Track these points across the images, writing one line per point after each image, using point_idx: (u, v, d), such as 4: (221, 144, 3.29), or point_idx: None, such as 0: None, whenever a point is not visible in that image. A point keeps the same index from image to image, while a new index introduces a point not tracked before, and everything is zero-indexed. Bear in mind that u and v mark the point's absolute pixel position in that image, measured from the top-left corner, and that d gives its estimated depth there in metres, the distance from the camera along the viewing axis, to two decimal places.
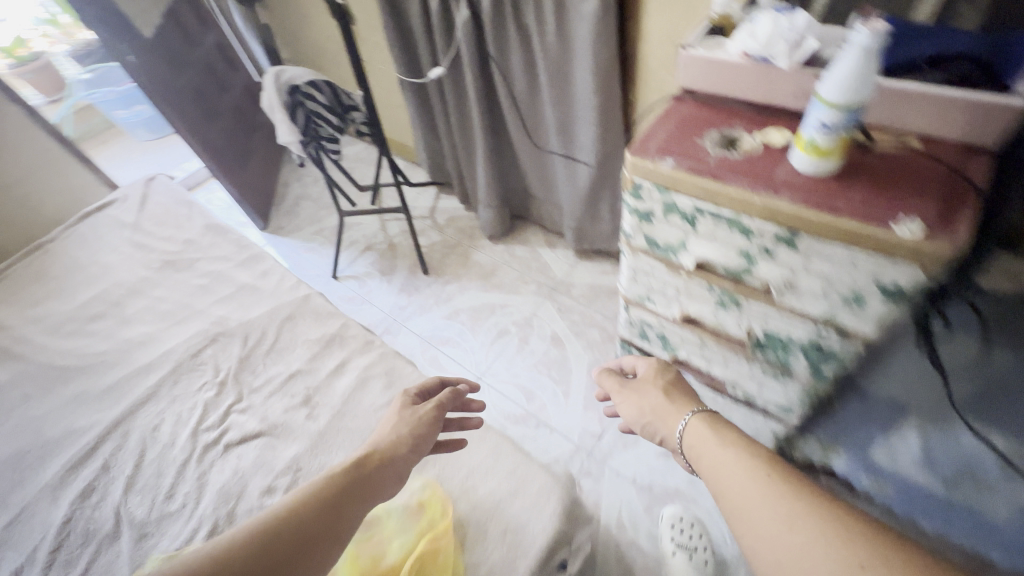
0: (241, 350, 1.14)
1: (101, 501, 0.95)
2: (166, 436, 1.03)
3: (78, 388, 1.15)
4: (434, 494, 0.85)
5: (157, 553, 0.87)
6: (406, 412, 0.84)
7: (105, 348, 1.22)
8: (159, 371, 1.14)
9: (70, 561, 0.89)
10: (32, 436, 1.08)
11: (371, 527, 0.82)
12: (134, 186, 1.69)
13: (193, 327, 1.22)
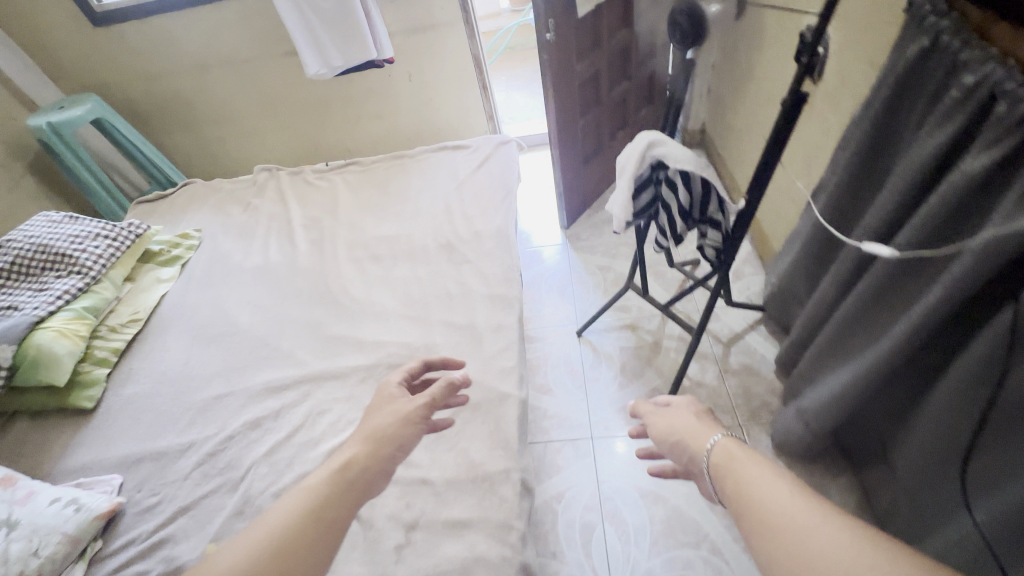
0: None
1: (252, 447, 1.04)
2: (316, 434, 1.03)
3: (320, 318, 1.26)
4: None
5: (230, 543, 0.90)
6: (407, 406, 0.80)
7: (357, 296, 1.29)
8: (362, 359, 1.14)
9: (204, 479, 1.01)
10: (274, 336, 1.25)
11: None
12: (487, 144, 1.71)
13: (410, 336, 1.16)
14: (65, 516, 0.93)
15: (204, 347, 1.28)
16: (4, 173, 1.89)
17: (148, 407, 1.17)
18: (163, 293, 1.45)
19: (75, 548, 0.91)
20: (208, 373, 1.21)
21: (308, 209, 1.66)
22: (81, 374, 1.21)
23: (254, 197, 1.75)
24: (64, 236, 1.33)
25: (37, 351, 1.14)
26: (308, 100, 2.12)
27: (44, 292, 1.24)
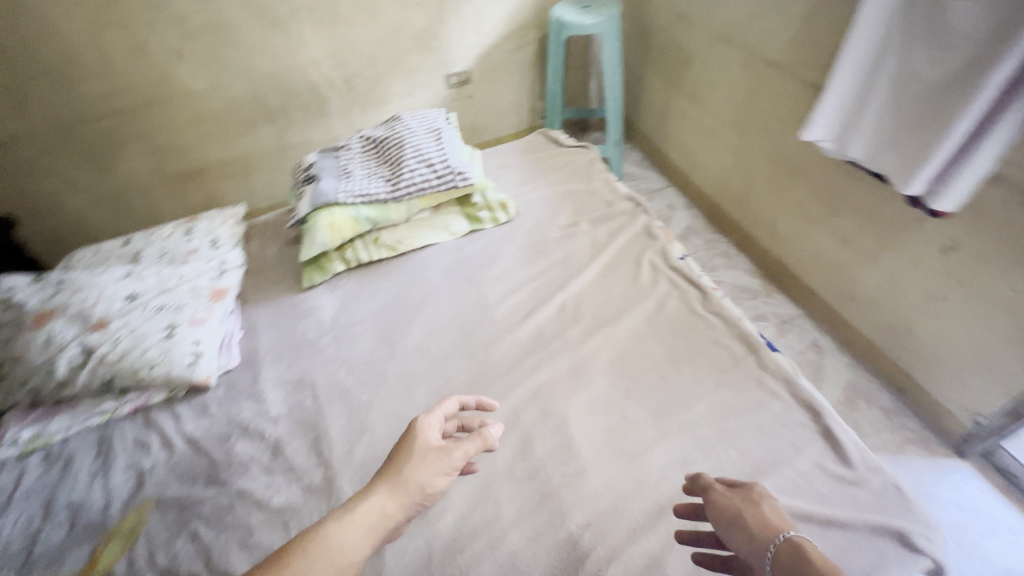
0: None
1: (254, 466, 0.99)
2: (248, 542, 0.88)
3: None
4: None
5: (147, 524, 0.93)
6: (443, 457, 0.72)
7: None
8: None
9: (221, 443, 1.04)
10: (385, 395, 1.07)
11: None
12: (867, 495, 0.83)
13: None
14: (183, 361, 1.12)
15: (372, 330, 1.22)
16: (521, 36, 2.05)
17: (303, 332, 1.24)
18: (433, 242, 1.41)
19: (166, 385, 1.11)
20: (337, 358, 1.16)
21: (592, 291, 1.23)
22: (327, 258, 1.35)
23: (589, 222, 1.40)
24: (418, 146, 1.37)
25: (312, 225, 1.31)
26: (784, 156, 1.42)
27: (365, 183, 1.35)
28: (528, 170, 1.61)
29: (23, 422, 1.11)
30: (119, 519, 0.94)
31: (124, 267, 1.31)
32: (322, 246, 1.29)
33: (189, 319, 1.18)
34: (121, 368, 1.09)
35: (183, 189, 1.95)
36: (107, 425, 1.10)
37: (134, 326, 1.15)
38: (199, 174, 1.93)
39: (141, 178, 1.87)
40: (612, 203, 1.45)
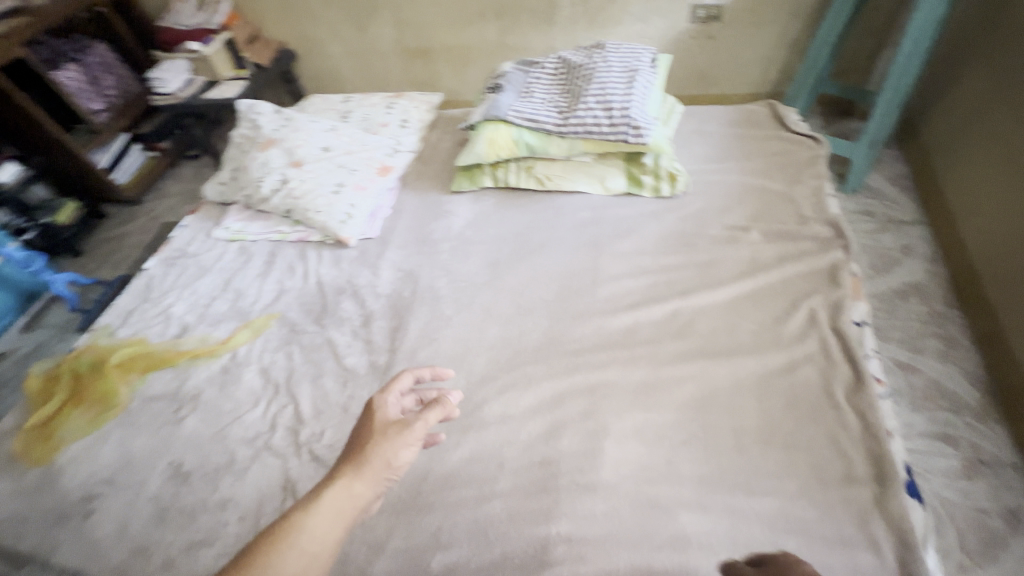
0: (293, 486, 0.93)
1: (348, 324, 1.17)
2: (318, 381, 1.07)
3: (466, 364, 1.04)
4: (46, 452, 1.05)
5: (269, 329, 1.19)
6: (402, 430, 0.70)
7: (482, 409, 0.97)
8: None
9: (335, 295, 1.23)
10: (463, 318, 1.12)
11: (107, 405, 1.10)
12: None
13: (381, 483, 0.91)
14: (338, 217, 1.33)
15: (484, 254, 1.25)
16: None
17: (431, 231, 1.33)
18: (581, 191, 1.32)
19: (323, 230, 1.34)
20: (445, 266, 1.24)
21: (716, 314, 1.04)
22: (479, 170, 1.38)
23: (761, 234, 1.15)
24: (604, 84, 1.23)
25: (476, 135, 1.32)
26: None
27: (538, 107, 1.29)
28: (725, 147, 1.36)
29: (237, 216, 1.47)
30: (257, 315, 1.23)
31: (332, 122, 1.54)
32: (477, 157, 1.32)
33: (354, 184, 1.37)
34: (299, 205, 1.36)
35: (412, 64, 2.15)
36: (278, 243, 1.40)
37: (318, 175, 1.39)
38: (427, 54, 2.09)
39: (384, 45, 2.10)
40: (806, 221, 1.15)
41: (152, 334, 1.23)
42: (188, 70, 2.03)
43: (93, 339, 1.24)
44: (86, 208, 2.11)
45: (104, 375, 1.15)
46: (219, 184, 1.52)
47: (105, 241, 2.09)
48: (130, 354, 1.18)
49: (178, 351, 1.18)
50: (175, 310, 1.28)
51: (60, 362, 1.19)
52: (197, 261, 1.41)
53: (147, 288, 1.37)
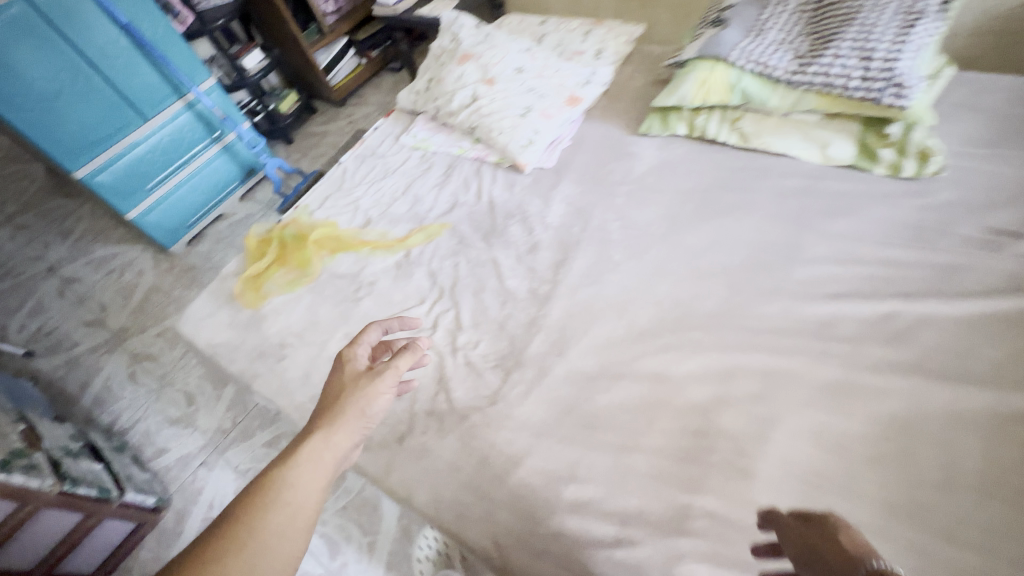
0: (446, 382, 1.00)
1: (513, 248, 1.18)
2: (479, 295, 1.12)
3: (628, 314, 1.00)
4: (256, 300, 1.25)
5: (439, 236, 1.26)
6: (374, 380, 0.73)
7: (639, 362, 0.93)
8: (531, 347, 1.00)
9: (505, 218, 1.25)
10: (631, 267, 1.07)
11: (303, 274, 1.27)
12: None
13: (527, 402, 0.94)
14: (520, 142, 1.32)
15: (665, 205, 1.16)
16: None
17: (610, 170, 1.27)
18: (792, 153, 1.15)
19: (502, 152, 1.35)
20: (620, 210, 1.18)
21: (946, 330, 0.85)
22: (675, 114, 1.27)
23: None
24: (869, 25, 1.01)
25: (684, 73, 1.21)
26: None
27: (769, 50, 1.12)
28: (1008, 132, 1.06)
29: (423, 125, 1.54)
30: (430, 222, 1.30)
31: (528, 43, 1.50)
32: (679, 100, 1.21)
33: (542, 111, 1.35)
34: (484, 123, 1.37)
35: None
36: (456, 158, 1.44)
37: (508, 96, 1.38)
38: None
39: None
40: None
41: (341, 221, 1.37)
42: None
43: (296, 215, 1.43)
44: (302, 102, 2.47)
45: (302, 247, 1.32)
46: (413, 93, 1.58)
47: (309, 135, 2.47)
48: (322, 233, 1.33)
49: (362, 240, 1.30)
50: (360, 203, 1.41)
51: (273, 229, 1.39)
52: (384, 162, 1.51)
53: (339, 178, 1.52)
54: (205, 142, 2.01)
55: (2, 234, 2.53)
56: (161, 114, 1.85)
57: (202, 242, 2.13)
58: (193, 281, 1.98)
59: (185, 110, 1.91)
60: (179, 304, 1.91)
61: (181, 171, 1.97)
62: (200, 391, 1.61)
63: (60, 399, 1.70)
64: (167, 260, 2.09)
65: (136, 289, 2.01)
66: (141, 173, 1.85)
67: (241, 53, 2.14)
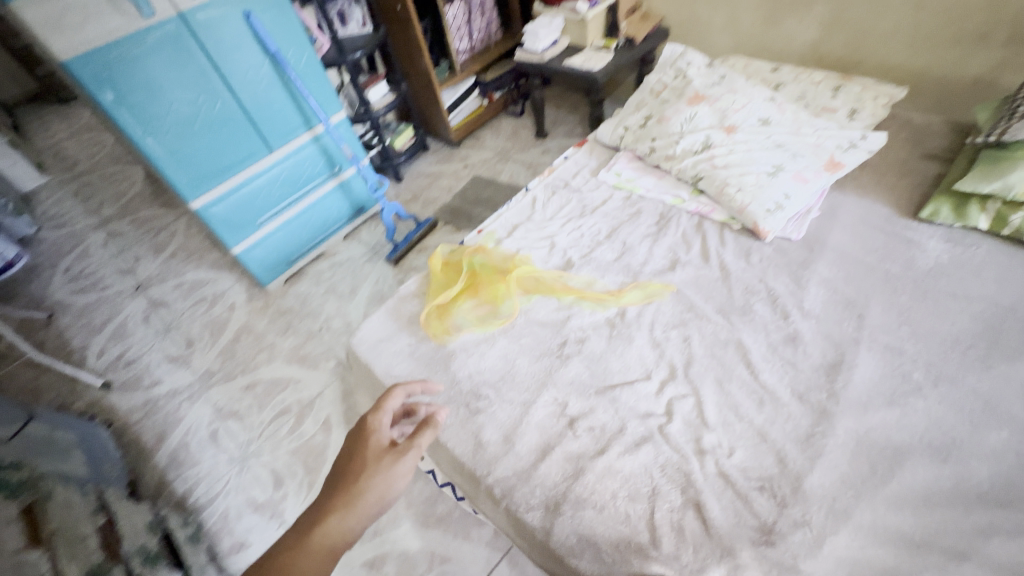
0: (696, 493, 0.80)
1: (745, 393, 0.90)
2: (724, 384, 0.92)
3: (953, 460, 0.77)
4: (440, 330, 1.10)
5: (657, 298, 1.08)
6: (396, 460, 0.67)
7: (988, 542, 0.69)
8: (811, 477, 0.78)
9: (745, 297, 1.05)
10: (928, 436, 0.79)
11: (496, 310, 1.13)
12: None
13: (820, 557, 0.71)
14: (764, 204, 1.13)
15: (974, 318, 0.91)
16: None
17: (867, 295, 0.98)
18: None
19: (734, 211, 1.17)
20: (894, 348, 0.90)
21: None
22: (979, 202, 1.02)
23: None
24: None
25: (1015, 159, 0.98)
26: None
27: None
28: None
29: (629, 163, 1.40)
30: (647, 276, 1.13)
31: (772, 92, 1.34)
32: (1001, 189, 0.97)
33: (795, 173, 1.16)
34: (717, 176, 1.21)
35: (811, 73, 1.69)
36: (670, 207, 1.28)
37: (751, 149, 1.21)
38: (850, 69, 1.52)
39: (794, 48, 1.60)
40: None
41: (533, 257, 1.23)
42: (558, 31, 1.91)
43: (480, 242, 1.30)
44: (418, 141, 2.27)
45: (493, 280, 1.18)
46: (621, 128, 1.46)
47: (421, 175, 2.24)
48: (514, 269, 1.19)
49: (566, 286, 1.15)
50: (557, 244, 1.25)
51: (460, 253, 1.27)
52: (584, 197, 1.37)
53: (525, 209, 1.38)
54: (323, 176, 1.85)
55: (96, 238, 2.47)
56: (288, 146, 1.71)
57: (298, 281, 1.95)
58: (286, 327, 1.78)
59: (312, 143, 1.76)
60: (269, 352, 1.71)
61: (294, 207, 1.81)
62: (290, 473, 1.38)
63: (133, 451, 1.51)
64: (260, 297, 1.91)
65: (225, 327, 1.83)
66: (256, 207, 1.69)
67: (368, 85, 1.98)
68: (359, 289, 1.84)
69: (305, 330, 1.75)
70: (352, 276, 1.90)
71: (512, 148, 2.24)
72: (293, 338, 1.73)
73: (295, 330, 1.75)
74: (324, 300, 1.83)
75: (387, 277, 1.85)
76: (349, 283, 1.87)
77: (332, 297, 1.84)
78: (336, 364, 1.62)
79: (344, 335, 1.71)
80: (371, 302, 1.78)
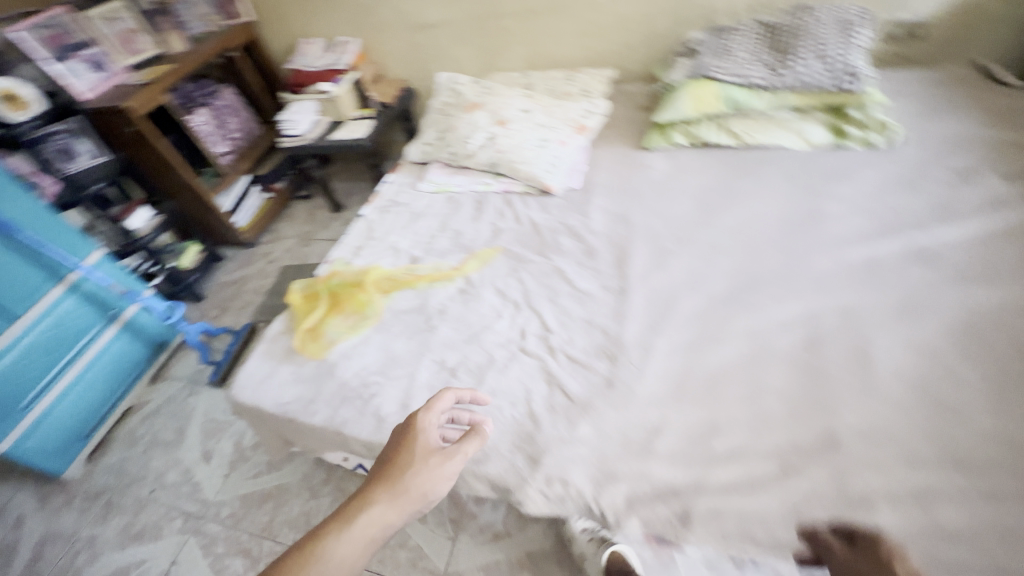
0: (556, 379, 0.93)
1: (578, 327, 1.01)
2: (556, 300, 1.07)
3: (702, 287, 1.01)
4: (318, 349, 1.11)
5: (497, 256, 1.22)
6: (443, 462, 0.69)
7: (733, 324, 0.93)
8: (625, 334, 0.97)
9: (550, 233, 1.23)
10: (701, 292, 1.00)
11: (364, 315, 1.16)
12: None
13: (644, 379, 0.89)
14: (543, 168, 1.34)
15: (693, 197, 1.21)
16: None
17: (630, 219, 1.20)
18: (782, 144, 1.25)
19: (527, 180, 1.36)
20: (660, 250, 1.11)
21: (969, 245, 0.93)
22: (673, 129, 1.35)
23: (999, 177, 1.04)
24: (819, 41, 1.20)
25: (677, 92, 1.32)
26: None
27: (743, 65, 1.26)
28: (934, 105, 1.23)
29: (440, 171, 1.50)
30: (481, 246, 1.26)
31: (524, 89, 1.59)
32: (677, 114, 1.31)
33: (557, 140, 1.38)
34: (506, 158, 1.38)
35: None
36: (483, 194, 1.40)
37: (522, 132, 1.41)
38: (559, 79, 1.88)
39: None
40: None
41: (383, 262, 1.29)
42: (316, 112, 1.94)
43: (332, 267, 1.31)
44: (207, 252, 2.10)
45: (355, 291, 1.21)
46: (423, 145, 1.56)
47: (226, 285, 2.07)
48: (373, 274, 1.24)
49: (415, 276, 1.22)
50: (397, 254, 1.30)
51: (314, 282, 1.27)
52: (409, 208, 1.45)
53: (360, 233, 1.42)
54: (98, 326, 1.57)
55: None
56: (35, 309, 1.41)
57: (107, 451, 1.59)
58: (106, 509, 1.42)
59: (69, 295, 1.49)
60: (91, 548, 1.35)
61: (68, 373, 1.50)
62: None
63: None
64: (59, 492, 1.51)
65: (17, 548, 1.40)
66: (12, 390, 1.36)
67: (125, 213, 1.77)
68: (189, 426, 1.58)
69: (133, 501, 1.42)
70: (176, 417, 1.62)
71: (314, 229, 2.21)
72: (119, 517, 1.40)
73: (119, 507, 1.42)
74: (148, 457, 1.52)
75: (219, 401, 1.63)
76: (175, 425, 1.59)
77: (157, 450, 1.54)
78: (189, 515, 1.35)
79: (186, 483, 1.43)
80: (207, 434, 1.53)
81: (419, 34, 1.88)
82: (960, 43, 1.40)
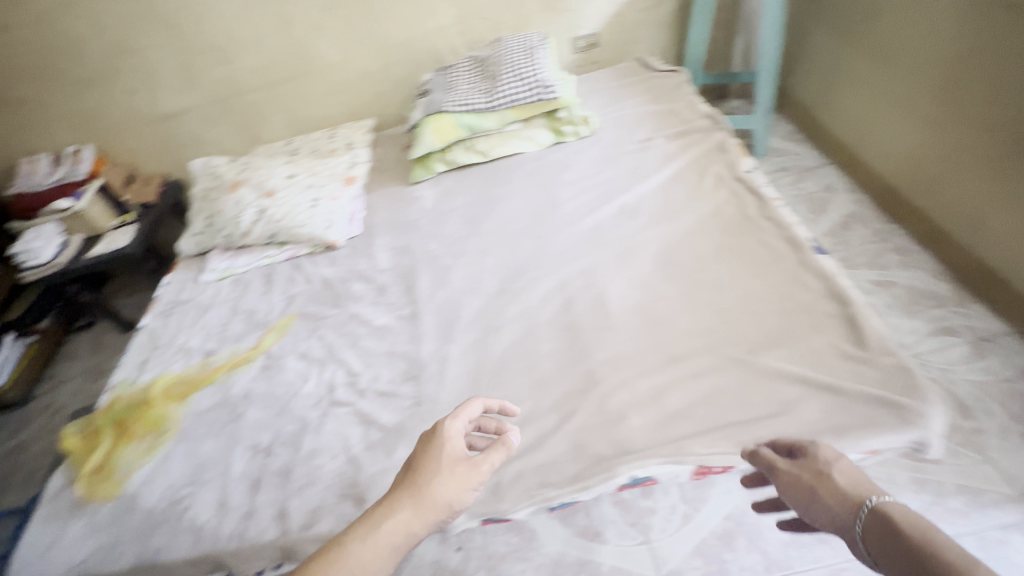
0: (369, 416, 0.97)
1: (381, 359, 1.07)
2: (357, 344, 1.11)
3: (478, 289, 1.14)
4: (111, 488, 0.99)
5: (296, 321, 1.22)
6: (469, 472, 0.68)
7: (505, 311, 1.07)
8: (422, 352, 1.04)
9: (341, 283, 1.27)
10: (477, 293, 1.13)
11: (161, 430, 1.07)
12: (902, 375, 0.78)
13: (444, 386, 0.97)
14: (321, 226, 1.38)
15: (459, 213, 1.36)
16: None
17: (410, 248, 1.30)
18: (519, 151, 1.47)
19: (309, 241, 1.38)
20: (439, 267, 1.22)
21: (657, 194, 1.22)
22: (431, 159, 1.50)
23: (664, 138, 1.36)
24: (514, 64, 1.43)
25: (421, 129, 1.46)
26: (987, 142, 1.12)
27: (465, 95, 1.45)
28: (616, 94, 1.57)
29: (221, 256, 1.44)
30: (278, 317, 1.24)
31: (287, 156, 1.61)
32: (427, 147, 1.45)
33: (329, 196, 1.43)
34: (282, 226, 1.39)
35: None
36: (270, 266, 1.39)
37: (292, 197, 1.43)
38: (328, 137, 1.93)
39: None
40: (692, 119, 1.38)
41: (175, 367, 1.20)
42: (62, 233, 1.69)
43: (114, 393, 1.18)
44: None
45: (148, 409, 1.11)
46: (195, 236, 1.48)
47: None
48: (167, 384, 1.15)
49: (213, 369, 1.16)
50: (189, 355, 1.22)
51: (95, 417, 1.12)
52: (195, 304, 1.36)
53: (143, 347, 1.29)
54: None
55: None
56: None
57: None
58: None
59: None
60: None
61: None
62: None
63: None
64: None
65: None
66: None
67: None
68: None
69: None
70: None
71: (105, 358, 1.93)
72: None
73: None
74: None
75: None
76: None
77: None
78: None
79: None
80: None
81: (163, 127, 1.78)
82: (624, 44, 1.81)
